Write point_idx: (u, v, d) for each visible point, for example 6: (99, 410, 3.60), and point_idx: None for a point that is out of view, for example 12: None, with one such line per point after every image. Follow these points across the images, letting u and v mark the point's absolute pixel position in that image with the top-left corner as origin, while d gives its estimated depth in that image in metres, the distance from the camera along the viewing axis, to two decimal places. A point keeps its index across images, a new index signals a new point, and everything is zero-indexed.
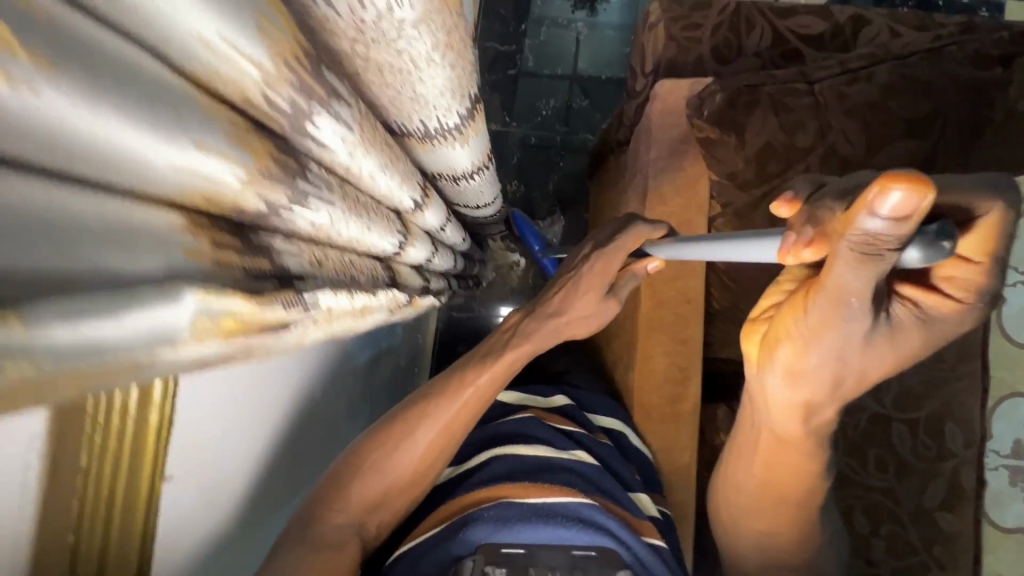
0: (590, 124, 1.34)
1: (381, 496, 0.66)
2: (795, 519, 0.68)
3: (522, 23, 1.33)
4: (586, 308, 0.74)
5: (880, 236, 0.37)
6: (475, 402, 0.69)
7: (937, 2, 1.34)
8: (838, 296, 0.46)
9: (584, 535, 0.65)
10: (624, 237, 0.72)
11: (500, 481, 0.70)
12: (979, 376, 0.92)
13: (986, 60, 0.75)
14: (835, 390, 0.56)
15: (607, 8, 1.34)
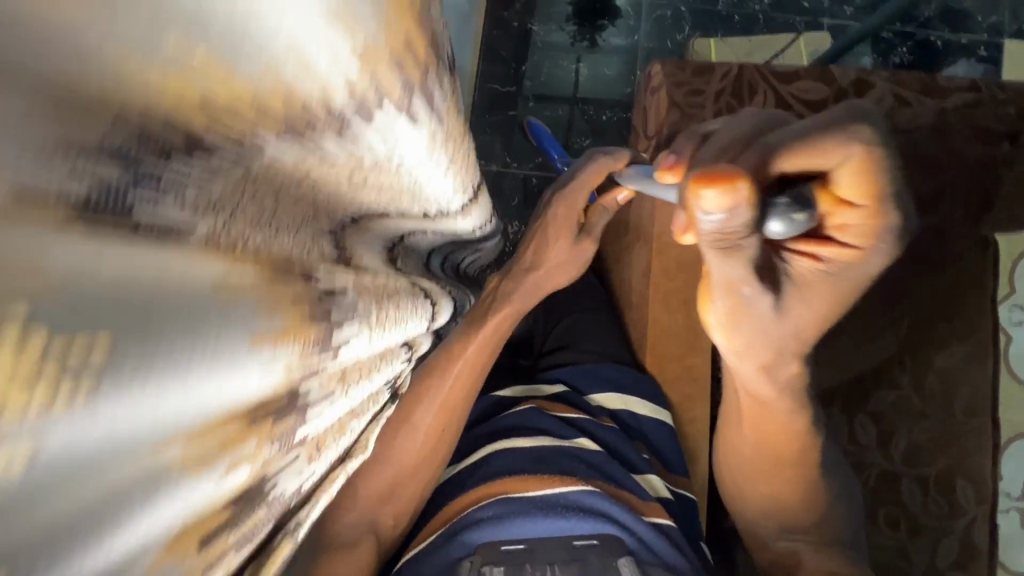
0: None
1: (389, 485, 0.68)
2: (795, 480, 0.70)
3: (521, 65, 1.33)
4: (557, 258, 0.82)
5: (724, 231, 0.41)
6: (465, 373, 0.72)
7: (935, 43, 1.35)
8: (731, 286, 0.50)
9: (584, 526, 0.65)
10: (586, 174, 0.79)
11: (499, 476, 0.70)
12: (990, 432, 0.90)
13: (993, 136, 0.86)
14: (780, 356, 0.59)
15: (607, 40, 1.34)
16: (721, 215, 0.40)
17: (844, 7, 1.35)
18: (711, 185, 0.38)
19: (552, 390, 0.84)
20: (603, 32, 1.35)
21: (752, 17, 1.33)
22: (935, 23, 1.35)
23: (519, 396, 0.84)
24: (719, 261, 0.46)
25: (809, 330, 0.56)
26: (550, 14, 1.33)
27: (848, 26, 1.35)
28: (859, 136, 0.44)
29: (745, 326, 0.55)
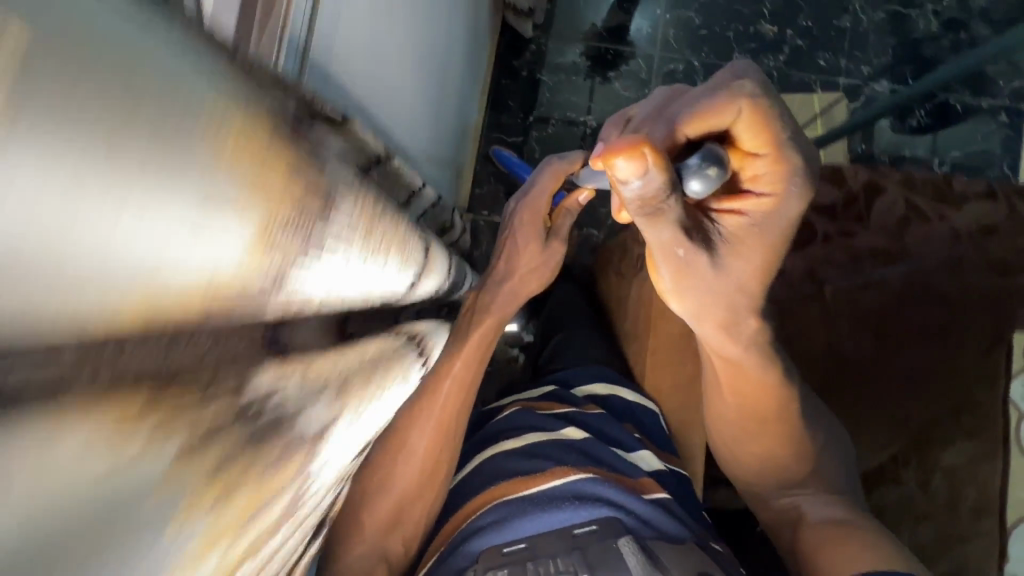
0: (596, 219, 1.32)
1: (396, 509, 0.72)
2: (779, 444, 0.75)
3: (529, 114, 1.31)
4: (528, 260, 0.84)
5: (646, 195, 0.46)
6: (456, 390, 0.73)
7: (954, 107, 1.32)
8: (667, 250, 0.55)
9: (580, 513, 0.67)
10: (545, 177, 0.82)
11: (496, 481, 0.73)
12: (997, 535, 0.87)
13: (1007, 267, 0.86)
14: (732, 311, 0.65)
15: (619, 76, 1.32)
16: (639, 181, 0.44)
17: (861, 66, 1.33)
18: (624, 151, 0.42)
19: (541, 391, 0.90)
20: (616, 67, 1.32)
21: (765, 75, 1.32)
22: (954, 85, 1.32)
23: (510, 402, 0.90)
24: (646, 226, 0.51)
25: (750, 279, 0.60)
26: (561, 65, 1.32)
27: (863, 86, 1.32)
28: (743, 93, 0.48)
29: (690, 280, 0.59)
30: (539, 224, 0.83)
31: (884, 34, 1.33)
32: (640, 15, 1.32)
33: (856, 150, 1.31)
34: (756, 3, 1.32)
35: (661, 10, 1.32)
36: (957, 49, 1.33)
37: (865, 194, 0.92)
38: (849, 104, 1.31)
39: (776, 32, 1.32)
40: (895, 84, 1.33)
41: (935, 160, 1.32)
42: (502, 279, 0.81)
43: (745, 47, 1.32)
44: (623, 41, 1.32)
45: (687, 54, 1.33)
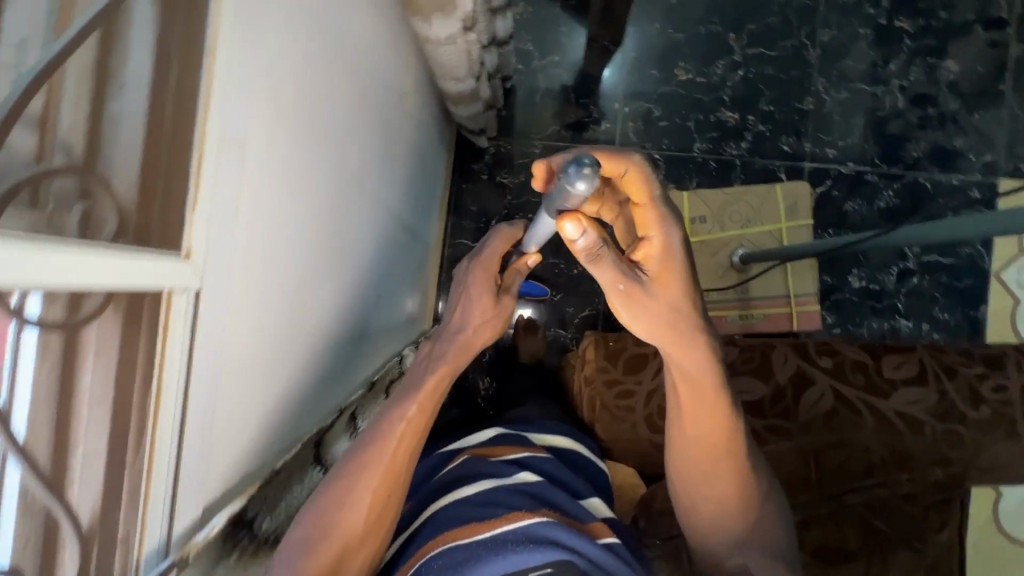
0: (563, 317, 1.32)
1: (335, 561, 0.57)
2: (740, 478, 0.66)
3: (492, 217, 1.33)
4: (482, 315, 0.71)
5: (587, 245, 0.56)
6: (412, 435, 0.63)
7: (924, 183, 1.30)
8: (617, 293, 0.60)
9: (533, 554, 0.56)
10: (494, 242, 0.75)
11: (444, 530, 0.62)
12: None
13: (978, 398, 0.77)
14: (681, 335, 0.62)
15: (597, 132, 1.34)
16: (581, 235, 0.55)
17: (826, 148, 1.31)
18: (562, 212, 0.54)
19: (486, 435, 0.80)
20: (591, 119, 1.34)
21: (728, 163, 1.31)
22: (924, 163, 1.30)
23: (464, 443, 0.80)
24: (588, 263, 0.57)
25: (683, 297, 0.61)
26: (522, 166, 1.33)
27: (829, 168, 1.31)
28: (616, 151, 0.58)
29: (641, 307, 0.59)
30: (490, 284, 0.72)
31: (848, 114, 1.31)
32: (596, 112, 1.34)
33: (822, 235, 1.30)
34: (715, 91, 1.32)
35: (619, 102, 1.34)
36: (924, 125, 1.30)
37: (789, 387, 0.79)
38: (812, 190, 1.30)
39: (737, 119, 1.32)
40: (861, 165, 1.31)
41: None
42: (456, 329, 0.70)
43: (705, 135, 1.32)
44: (582, 138, 1.34)
45: (645, 146, 1.33)
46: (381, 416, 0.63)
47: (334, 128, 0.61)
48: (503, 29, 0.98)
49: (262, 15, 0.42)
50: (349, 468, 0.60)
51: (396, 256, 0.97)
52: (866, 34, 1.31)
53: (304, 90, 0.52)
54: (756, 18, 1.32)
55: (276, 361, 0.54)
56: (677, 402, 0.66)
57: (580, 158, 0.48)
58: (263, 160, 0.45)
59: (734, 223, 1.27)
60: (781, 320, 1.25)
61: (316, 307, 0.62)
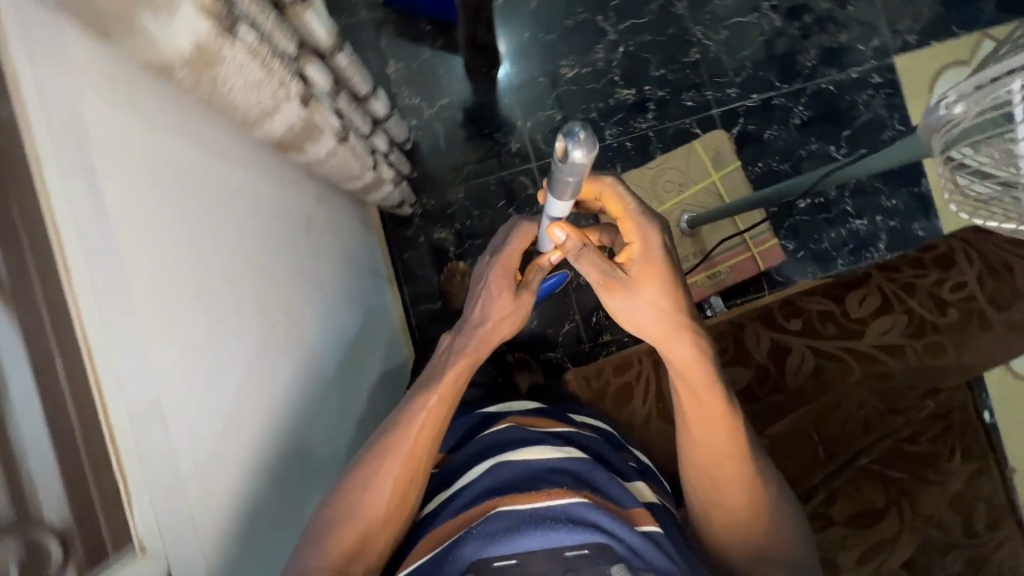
0: (547, 340, 1.32)
1: (360, 538, 0.64)
2: (752, 490, 0.68)
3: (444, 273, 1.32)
4: (503, 309, 0.73)
5: (568, 243, 0.64)
6: (431, 424, 0.68)
7: (827, 87, 1.32)
8: (601, 287, 0.62)
9: (572, 536, 0.58)
10: (513, 238, 0.73)
11: (487, 495, 0.64)
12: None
13: (939, 307, 0.91)
14: (666, 329, 0.63)
15: (511, 155, 1.34)
16: (564, 236, 0.64)
17: (726, 89, 1.33)
18: (551, 220, 0.63)
19: (530, 405, 0.81)
20: (500, 140, 1.34)
21: (642, 138, 1.33)
22: (820, 69, 1.32)
23: (502, 410, 0.80)
24: (577, 263, 0.63)
25: (666, 291, 0.62)
26: (453, 215, 1.33)
27: (736, 107, 1.33)
28: (604, 174, 0.62)
29: (618, 301, 0.62)
30: (510, 280, 0.72)
31: (735, 50, 1.33)
32: (503, 138, 1.34)
33: (754, 170, 1.32)
34: (604, 76, 1.33)
35: (520, 120, 1.34)
36: (807, 34, 1.32)
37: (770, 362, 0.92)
38: (729, 134, 1.32)
39: (634, 94, 1.33)
40: (764, 93, 1.32)
41: (831, 146, 1.32)
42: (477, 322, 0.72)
43: (611, 120, 1.33)
44: (499, 167, 1.34)
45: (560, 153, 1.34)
46: (403, 406, 0.68)
47: (247, 262, 0.63)
48: (380, 108, 0.98)
49: (119, 194, 0.44)
50: (371, 459, 0.65)
51: (364, 345, 0.98)
52: None
53: (196, 234, 0.54)
54: None
55: (250, 487, 0.57)
56: (683, 400, 0.67)
57: (570, 128, 0.49)
58: (171, 288, 0.49)
59: (669, 193, 1.29)
60: (747, 266, 1.27)
61: (287, 400, 0.67)
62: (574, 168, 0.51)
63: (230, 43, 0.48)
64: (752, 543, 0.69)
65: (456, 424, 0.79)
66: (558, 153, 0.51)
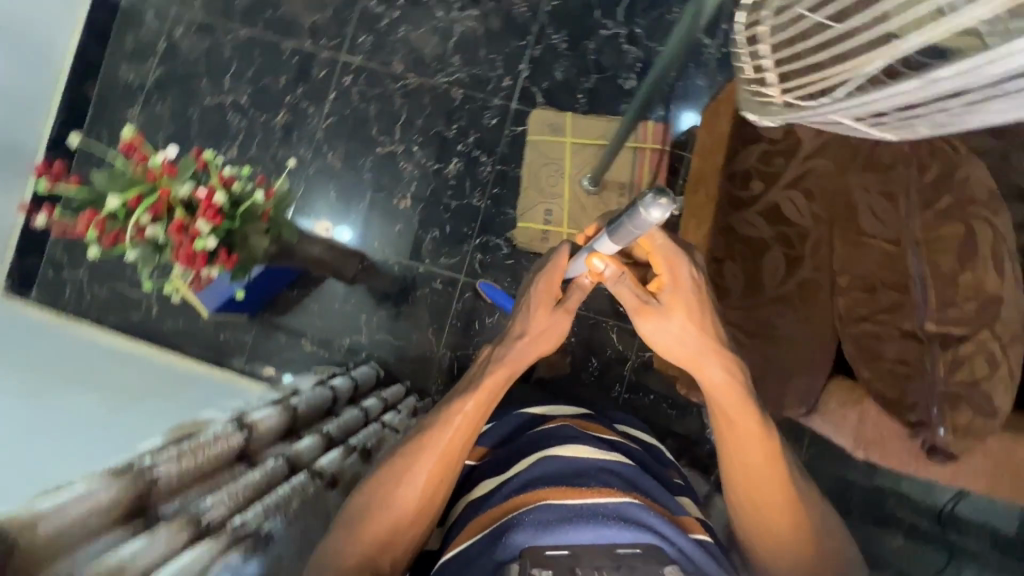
0: (617, 356, 1.30)
1: (389, 534, 0.59)
2: (796, 517, 0.67)
3: None
4: (541, 325, 0.71)
5: (605, 272, 0.68)
6: (467, 429, 0.64)
7: (550, 3, 1.40)
8: (634, 311, 0.69)
9: (626, 533, 0.49)
10: (557, 258, 0.70)
11: (537, 486, 0.55)
12: None
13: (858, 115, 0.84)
14: (694, 351, 0.67)
15: (441, 286, 1.37)
16: (606, 266, 0.68)
17: (502, 83, 1.39)
18: (595, 250, 0.67)
19: (575, 409, 0.71)
20: (424, 289, 1.38)
21: (497, 175, 1.38)
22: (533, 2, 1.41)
23: (549, 413, 0.70)
24: (615, 287, 0.68)
25: (695, 319, 0.67)
26: (460, 367, 1.36)
27: (521, 85, 1.39)
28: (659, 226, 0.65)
29: (649, 323, 0.68)
30: (553, 298, 0.71)
31: (474, 58, 1.40)
32: (424, 287, 1.38)
33: (580, 103, 1.38)
34: (426, 173, 1.39)
35: (418, 264, 1.38)
36: None
37: (778, 228, 0.87)
38: (541, 106, 1.39)
39: (457, 159, 1.39)
40: (523, 56, 1.40)
41: (600, 30, 1.39)
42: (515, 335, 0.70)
43: (467, 190, 1.38)
44: (444, 306, 1.37)
45: (468, 249, 1.38)
46: (442, 407, 0.66)
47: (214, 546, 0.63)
48: (344, 384, 1.01)
49: None
50: (396, 472, 0.61)
51: None
52: (407, 30, 1.42)
53: None
54: (370, 123, 1.40)
55: None
56: (716, 413, 0.68)
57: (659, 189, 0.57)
58: None
59: (559, 185, 1.35)
60: (654, 163, 1.31)
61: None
62: (644, 226, 0.60)
63: (267, 546, 0.57)
64: (787, 562, 0.66)
65: (506, 419, 0.70)
66: (634, 214, 0.59)
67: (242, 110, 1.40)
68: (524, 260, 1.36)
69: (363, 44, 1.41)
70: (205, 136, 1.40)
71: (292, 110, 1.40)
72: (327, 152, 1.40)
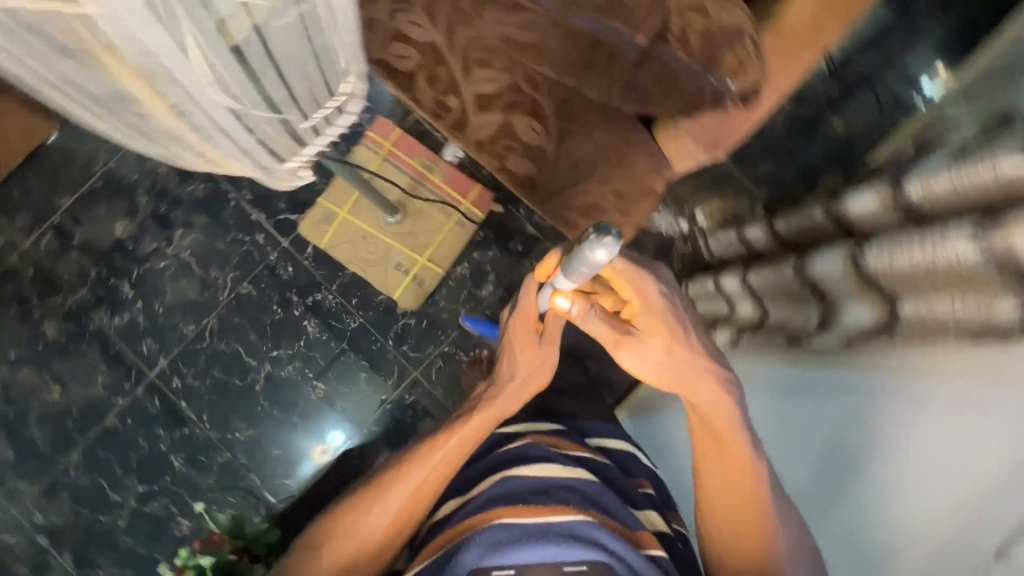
0: None
1: (358, 554, 0.74)
2: (751, 525, 0.74)
3: None
4: (529, 364, 0.80)
5: (575, 309, 0.68)
6: (446, 463, 0.75)
7: None
8: (615, 343, 0.70)
9: (573, 552, 0.57)
10: (528, 289, 0.75)
11: (494, 505, 0.64)
12: None
13: None
14: (677, 382, 0.71)
15: (414, 394, 1.36)
16: (573, 304, 0.68)
17: (260, 242, 1.37)
18: (555, 288, 0.67)
19: (546, 424, 0.83)
20: (407, 411, 1.35)
21: (340, 291, 1.36)
22: (200, 175, 1.37)
23: (520, 429, 0.80)
24: (589, 322, 0.69)
25: (676, 341, 0.69)
26: None
27: (270, 225, 1.37)
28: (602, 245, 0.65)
29: (630, 355, 0.70)
30: (531, 328, 0.78)
31: (224, 253, 1.37)
32: (407, 412, 1.35)
33: (317, 181, 1.37)
34: (302, 354, 1.36)
35: (383, 405, 1.35)
36: (176, 201, 1.38)
37: (497, 103, 0.76)
38: (300, 220, 1.36)
39: (305, 318, 1.36)
40: (246, 209, 1.38)
41: None
42: (508, 381, 0.80)
43: (340, 326, 1.36)
44: (435, 402, 1.36)
45: (397, 353, 1.36)
46: (431, 438, 0.78)
47: None
48: None
49: None
50: (372, 515, 0.74)
51: None
52: (162, 301, 1.36)
53: None
54: (228, 381, 1.35)
55: None
56: (700, 426, 0.75)
57: (604, 231, 0.54)
58: None
59: (380, 244, 1.34)
60: (405, 149, 1.35)
61: None
62: (597, 265, 0.57)
63: None
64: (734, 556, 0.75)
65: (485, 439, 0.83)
66: (584, 257, 0.56)
67: (151, 494, 1.33)
68: (432, 308, 1.37)
69: (151, 347, 1.36)
70: (154, 544, 1.32)
71: (176, 448, 1.34)
72: (235, 434, 1.34)
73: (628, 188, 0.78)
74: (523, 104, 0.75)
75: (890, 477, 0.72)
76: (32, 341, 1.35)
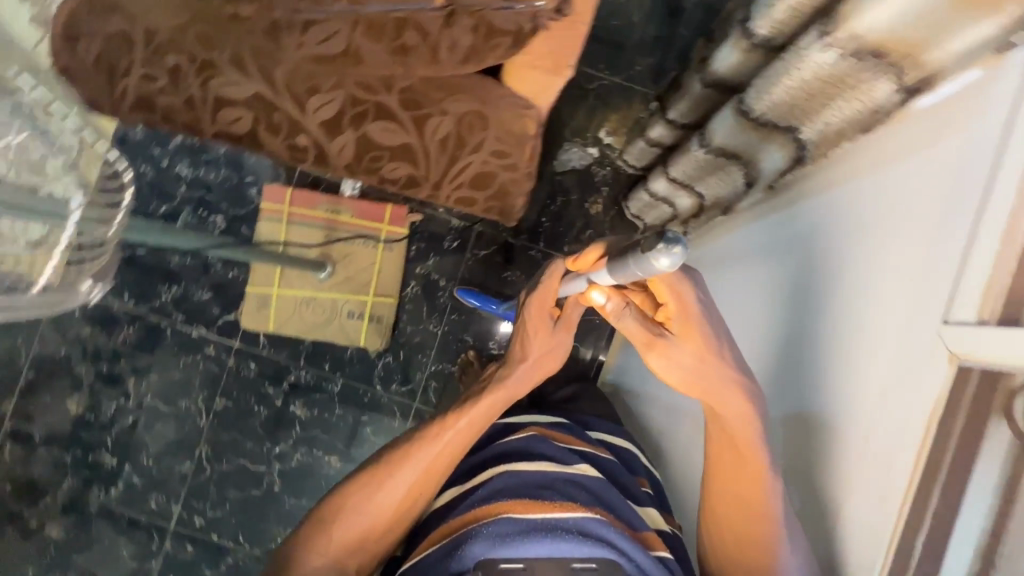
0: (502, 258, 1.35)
1: (372, 532, 0.72)
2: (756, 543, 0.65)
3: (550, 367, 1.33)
4: (544, 346, 0.77)
5: (610, 304, 0.63)
6: (457, 444, 0.75)
7: (126, 300, 1.33)
8: (648, 341, 0.64)
9: (581, 548, 0.60)
10: (555, 273, 0.73)
11: (502, 497, 0.66)
12: None
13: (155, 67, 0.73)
14: (714, 392, 0.65)
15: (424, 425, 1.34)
16: (610, 302, 0.63)
17: (213, 355, 1.34)
18: (596, 279, 0.63)
19: (543, 419, 0.85)
20: None
21: (310, 364, 1.34)
22: (124, 319, 1.33)
23: (523, 423, 0.83)
24: (620, 323, 0.63)
25: (710, 349, 0.64)
26: None
27: (215, 334, 1.34)
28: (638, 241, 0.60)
29: (660, 357, 0.64)
30: (547, 314, 0.76)
31: (184, 381, 1.34)
32: None
33: (239, 273, 1.34)
34: (303, 438, 1.33)
35: None
36: (114, 353, 1.33)
37: (343, 122, 0.74)
38: (239, 316, 1.33)
39: (290, 404, 1.34)
40: (184, 330, 1.34)
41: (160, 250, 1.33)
42: (521, 373, 0.77)
43: (326, 395, 1.34)
44: None
45: (391, 395, 1.35)
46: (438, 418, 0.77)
47: None
48: None
49: None
50: (380, 501, 0.72)
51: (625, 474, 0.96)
52: (147, 452, 1.33)
53: None
54: (246, 496, 1.32)
55: None
56: (720, 435, 0.68)
57: (675, 238, 0.50)
58: None
59: (325, 303, 1.32)
60: (304, 205, 1.31)
61: None
62: (658, 272, 0.53)
63: None
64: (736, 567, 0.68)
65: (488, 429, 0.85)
66: (642, 258, 0.52)
67: None
68: (403, 338, 1.35)
69: (159, 498, 1.32)
70: None
71: None
72: (277, 541, 1.32)
73: (507, 152, 0.76)
74: (368, 115, 0.73)
75: (833, 315, 0.62)
76: (42, 549, 1.31)
